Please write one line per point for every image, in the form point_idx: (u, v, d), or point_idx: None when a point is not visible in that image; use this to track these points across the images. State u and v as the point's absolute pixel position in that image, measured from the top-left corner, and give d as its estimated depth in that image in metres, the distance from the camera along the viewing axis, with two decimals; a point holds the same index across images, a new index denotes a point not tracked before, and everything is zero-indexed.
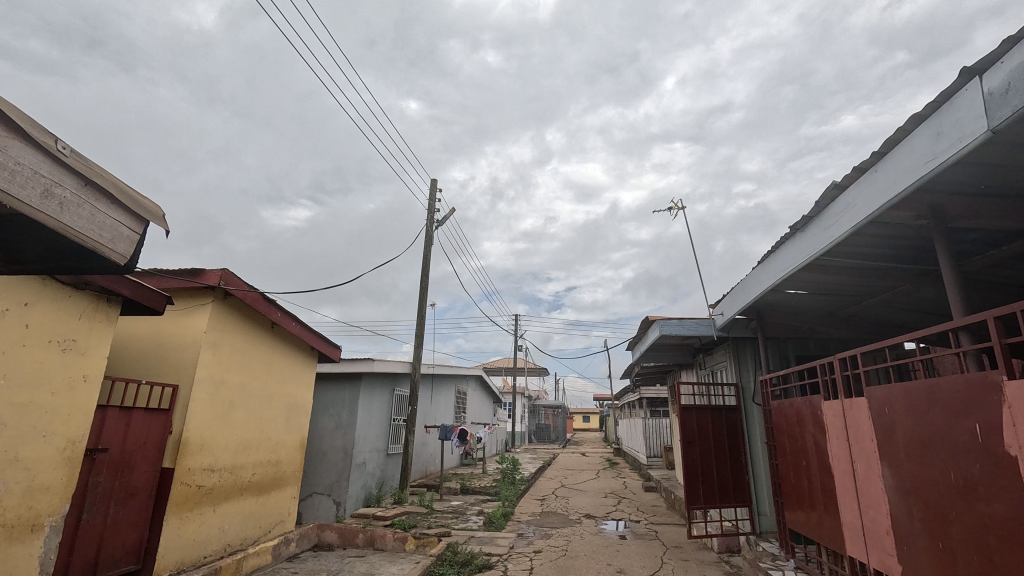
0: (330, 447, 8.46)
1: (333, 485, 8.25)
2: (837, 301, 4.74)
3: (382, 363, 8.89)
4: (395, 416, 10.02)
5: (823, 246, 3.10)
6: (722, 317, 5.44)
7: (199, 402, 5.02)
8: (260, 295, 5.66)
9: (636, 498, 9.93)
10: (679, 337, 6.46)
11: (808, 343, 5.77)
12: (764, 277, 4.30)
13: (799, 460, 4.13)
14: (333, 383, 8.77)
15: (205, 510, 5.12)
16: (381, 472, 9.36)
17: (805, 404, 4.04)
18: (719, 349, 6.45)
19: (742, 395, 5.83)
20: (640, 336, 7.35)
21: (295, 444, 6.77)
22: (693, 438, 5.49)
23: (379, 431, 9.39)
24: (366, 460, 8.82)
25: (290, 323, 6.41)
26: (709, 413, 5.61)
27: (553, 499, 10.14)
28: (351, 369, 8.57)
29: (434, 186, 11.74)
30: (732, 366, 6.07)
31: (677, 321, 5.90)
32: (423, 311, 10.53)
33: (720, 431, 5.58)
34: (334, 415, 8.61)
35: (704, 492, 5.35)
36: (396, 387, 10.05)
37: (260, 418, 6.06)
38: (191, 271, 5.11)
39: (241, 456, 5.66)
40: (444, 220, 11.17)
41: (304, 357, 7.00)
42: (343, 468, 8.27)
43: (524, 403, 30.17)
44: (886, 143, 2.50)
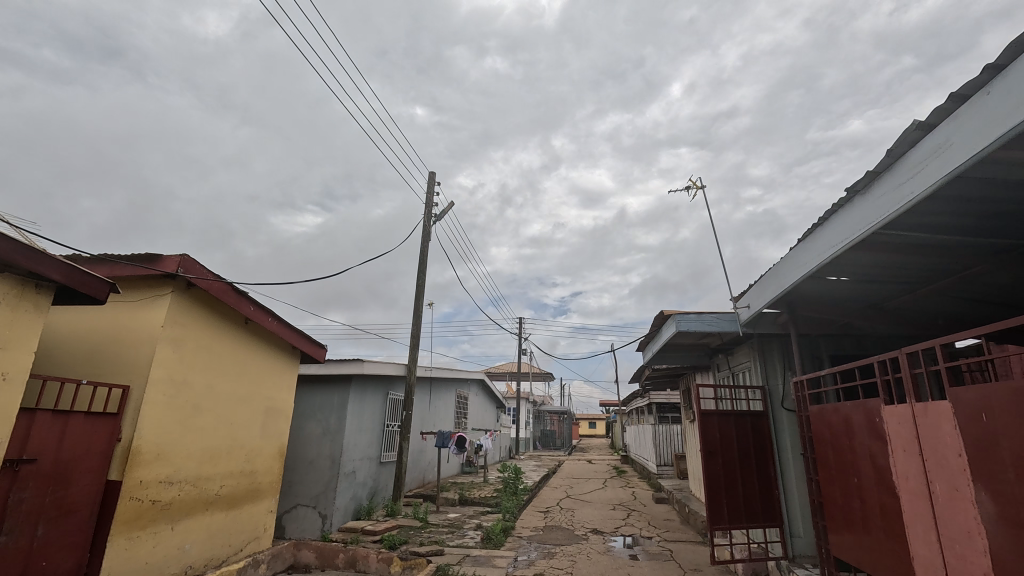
0: (317, 455, 7.84)
1: (319, 496, 7.63)
2: (884, 291, 4.11)
3: (374, 365, 8.28)
4: (389, 421, 9.40)
5: (895, 208, 2.47)
6: (748, 310, 4.79)
7: (154, 406, 4.43)
8: (228, 286, 5.07)
9: (647, 511, 9.22)
10: (697, 334, 5.80)
11: (845, 341, 5.11)
12: (803, 260, 3.66)
13: (848, 476, 3.47)
14: (321, 386, 8.16)
15: (162, 527, 4.52)
16: (372, 481, 8.74)
17: (856, 409, 3.38)
18: (741, 348, 5.80)
19: (770, 399, 5.17)
20: (653, 333, 6.70)
21: (274, 453, 6.17)
22: (715, 448, 4.84)
23: (371, 438, 8.77)
24: (356, 469, 8.21)
25: (267, 319, 5.82)
26: (732, 419, 4.96)
27: (557, 512, 9.46)
28: (341, 371, 7.95)
29: (432, 178, 11.18)
30: (757, 368, 5.41)
31: (696, 315, 5.25)
32: (419, 310, 9.93)
33: (745, 440, 4.93)
34: (321, 420, 7.99)
35: (728, 509, 4.69)
36: (390, 391, 9.44)
37: (231, 424, 5.45)
38: (147, 256, 4.53)
39: (207, 466, 5.06)
40: (443, 214, 10.60)
41: (284, 357, 6.41)
42: (331, 478, 7.66)
43: (528, 408, 29.45)
44: (998, 57, 1.89)
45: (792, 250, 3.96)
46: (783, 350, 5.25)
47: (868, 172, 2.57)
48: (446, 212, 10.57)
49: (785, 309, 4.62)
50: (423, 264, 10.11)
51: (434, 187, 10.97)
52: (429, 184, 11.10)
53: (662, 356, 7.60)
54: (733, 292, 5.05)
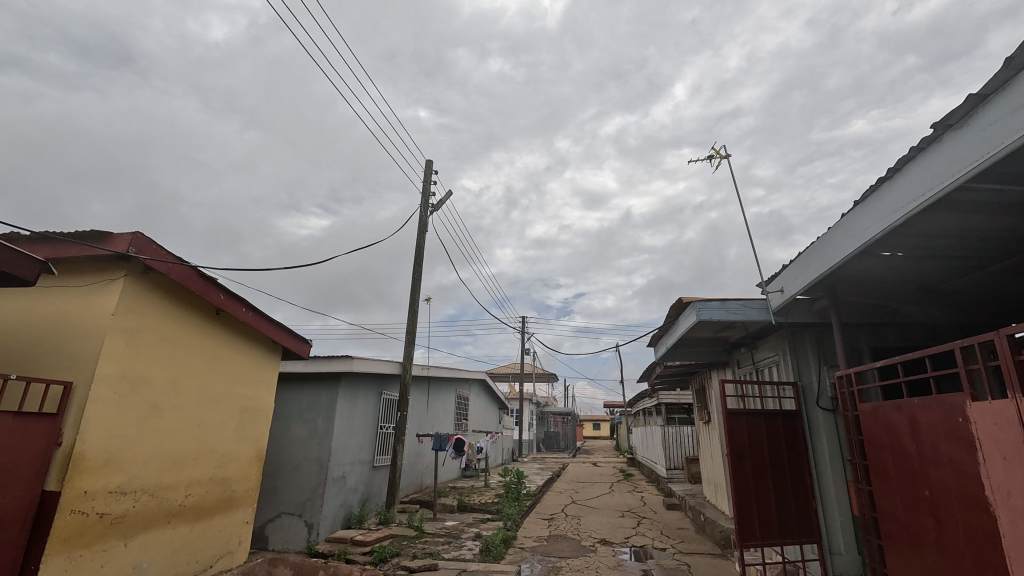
0: (303, 459, 7.28)
1: (305, 504, 7.07)
2: (945, 267, 3.51)
3: (364, 362, 7.73)
4: (383, 423, 8.83)
5: (1012, 139, 1.89)
6: (780, 295, 4.20)
7: (102, 405, 3.88)
8: (193, 269, 4.52)
9: (658, 518, 8.61)
10: (719, 324, 5.22)
11: (887, 331, 4.51)
12: (857, 229, 3.08)
13: (917, 488, 2.88)
14: (307, 385, 7.59)
15: (113, 545, 3.97)
16: (364, 487, 8.17)
17: (928, 406, 2.79)
18: (767, 340, 5.22)
19: (803, 398, 4.58)
20: (667, 326, 6.13)
21: (251, 457, 5.61)
22: (743, 452, 4.26)
23: (362, 441, 8.21)
24: (346, 474, 7.65)
25: (240, 309, 5.26)
26: (762, 420, 4.39)
27: (562, 519, 8.87)
28: (329, 369, 7.40)
29: (429, 166, 10.64)
30: (786, 362, 4.83)
31: (718, 302, 4.66)
32: (415, 304, 9.38)
33: (776, 444, 4.36)
34: (308, 422, 7.43)
35: (760, 523, 4.13)
36: (384, 390, 8.88)
37: (200, 426, 4.89)
38: (95, 235, 3.99)
39: (169, 473, 4.50)
40: (440, 204, 10.03)
41: (263, 352, 5.86)
42: (318, 484, 7.09)
43: (530, 409, 28.85)
44: None
45: (839, 221, 3.38)
46: (818, 340, 4.67)
47: (973, 94, 1.99)
48: (443, 201, 10.01)
49: (823, 292, 4.03)
50: (419, 257, 9.56)
51: (431, 176, 10.40)
52: (426, 173, 10.53)
53: (675, 352, 7.03)
54: (761, 276, 4.46)
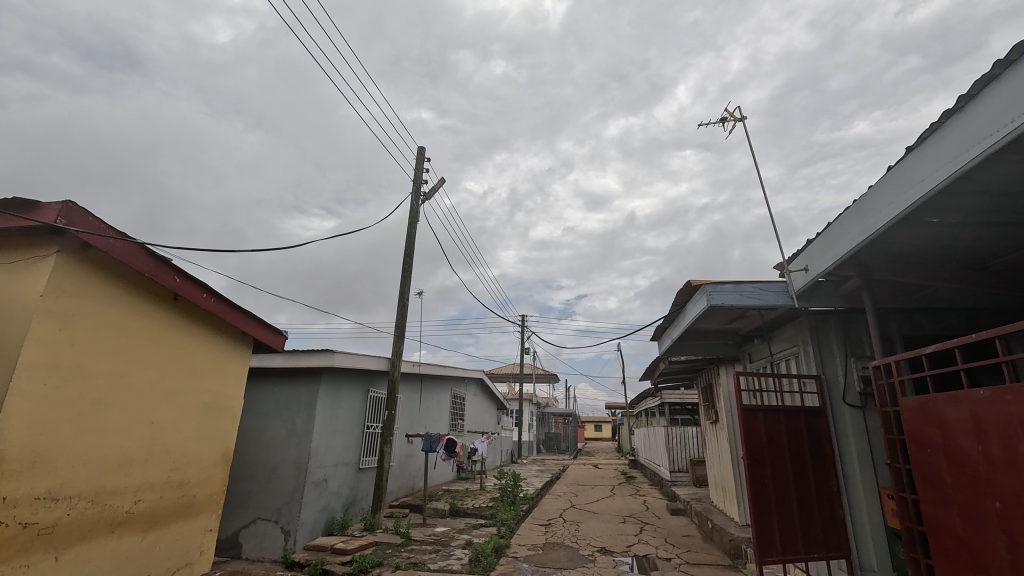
0: (281, 461, 6.78)
1: (282, 509, 6.56)
2: (999, 236, 3.01)
3: (347, 357, 7.22)
4: (370, 423, 8.33)
5: None
6: (804, 275, 3.70)
7: (26, 398, 3.38)
8: (141, 247, 4.06)
9: (662, 524, 8.09)
10: (732, 311, 4.72)
11: (922, 318, 3.99)
12: (905, 186, 2.58)
13: (983, 498, 2.37)
14: (286, 381, 7.07)
15: (42, 559, 3.47)
16: (349, 490, 7.67)
17: (997, 398, 2.28)
18: (784, 330, 4.72)
19: (827, 394, 4.06)
20: (673, 315, 5.65)
21: (217, 458, 5.11)
22: (761, 455, 3.79)
23: (347, 442, 7.71)
24: (328, 477, 7.15)
25: (199, 294, 4.77)
26: (781, 418, 3.91)
27: (560, 525, 8.36)
28: (309, 364, 6.91)
29: (421, 152, 10.15)
30: (807, 354, 4.32)
31: (731, 284, 4.14)
32: (405, 297, 8.89)
33: (797, 446, 3.88)
34: (286, 421, 6.93)
35: (781, 535, 3.66)
36: (371, 388, 8.38)
37: (154, 423, 4.40)
38: (24, 205, 3.53)
39: (114, 476, 4.01)
40: (432, 193, 9.53)
41: (231, 343, 5.38)
42: (296, 489, 6.60)
43: (530, 409, 28.31)
44: None
45: (877, 182, 2.87)
46: (843, 329, 4.16)
47: None
48: (436, 190, 9.52)
49: (853, 271, 3.53)
50: (410, 248, 9.06)
51: (423, 163, 9.90)
52: (418, 160, 10.02)
53: (681, 345, 6.53)
54: (781, 254, 3.96)
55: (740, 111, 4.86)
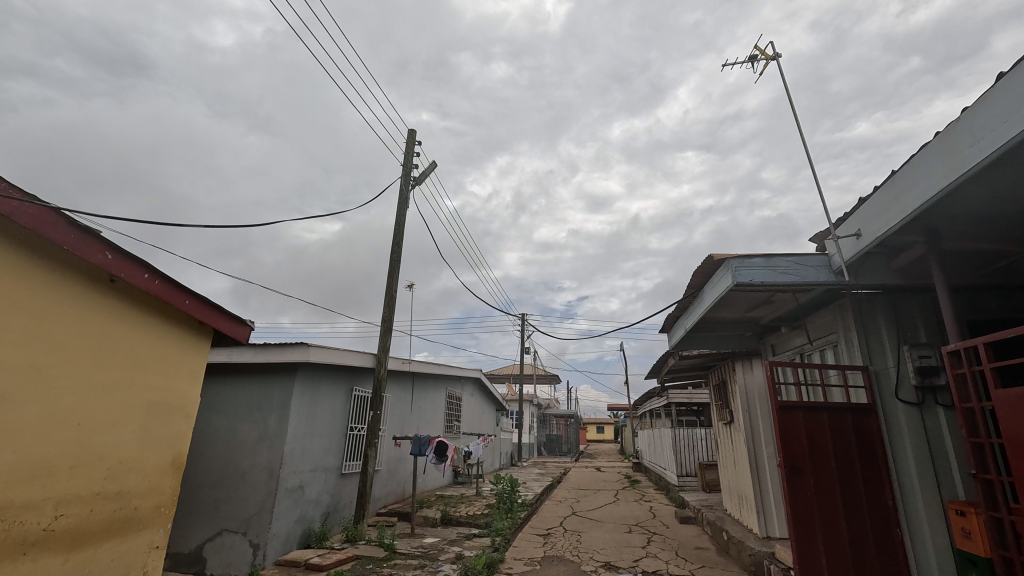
0: (251, 466, 6.13)
1: (251, 520, 5.91)
2: None
3: (324, 352, 6.57)
4: (354, 424, 7.69)
5: None
6: (854, 243, 3.05)
7: None
8: (56, 213, 3.47)
9: (671, 534, 7.44)
10: (759, 293, 4.06)
11: (991, 298, 3.32)
12: (1012, 104, 1.94)
13: None
14: (257, 378, 6.42)
15: None
16: (329, 498, 7.03)
17: None
18: (818, 315, 4.06)
19: (876, 390, 3.41)
20: (687, 301, 5.00)
21: (166, 466, 4.47)
22: (802, 463, 3.18)
23: (328, 444, 7.07)
24: (305, 484, 6.50)
25: (139, 275, 4.12)
26: (823, 417, 3.27)
27: (560, 535, 7.70)
28: (281, 359, 6.26)
29: (411, 134, 9.51)
30: (848, 343, 3.66)
31: (761, 258, 3.47)
32: (393, 289, 8.26)
33: (842, 451, 3.24)
34: (258, 422, 6.28)
35: (828, 560, 3.08)
36: (355, 386, 7.74)
37: (82, 424, 3.75)
38: None
39: (26, 488, 3.36)
40: (423, 177, 8.88)
41: (183, 334, 4.73)
42: (267, 497, 5.95)
43: (531, 411, 27.63)
44: None
45: (971, 107, 2.19)
46: (892, 312, 3.51)
47: None
48: (427, 174, 8.87)
49: (916, 236, 2.87)
50: (399, 236, 8.42)
51: (414, 146, 9.25)
52: (408, 143, 9.37)
53: (694, 336, 5.87)
54: (827, 219, 3.29)
55: (768, 53, 4.23)
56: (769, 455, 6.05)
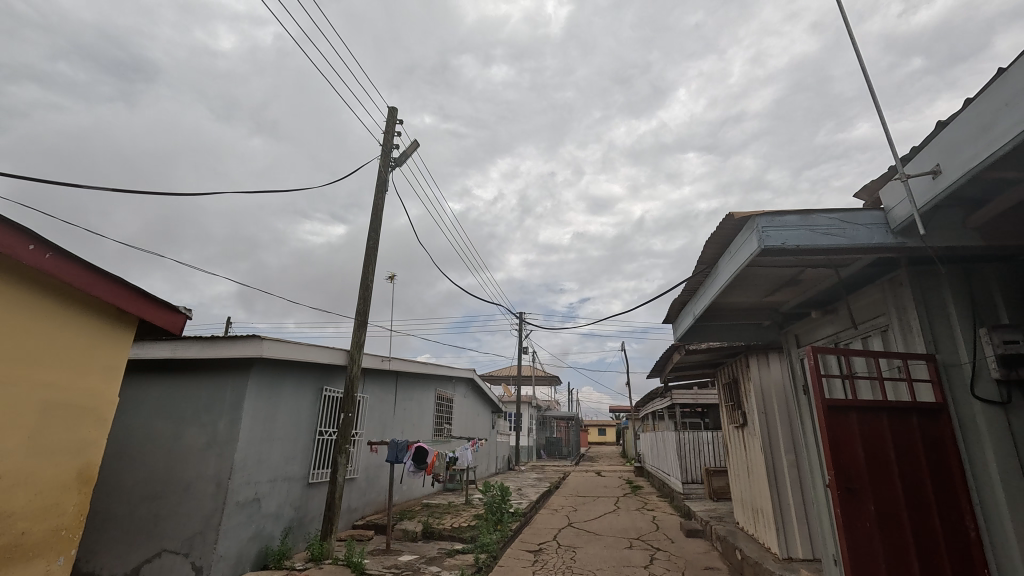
0: (196, 478, 5.36)
1: (194, 539, 5.15)
2: None
3: (282, 347, 5.79)
4: (323, 428, 6.92)
5: None
6: (927, 183, 2.26)
7: None
8: None
9: (677, 551, 6.66)
10: (789, 266, 3.27)
11: None
12: None
13: None
14: (206, 376, 5.65)
15: None
16: (293, 511, 6.26)
17: None
18: (861, 294, 3.26)
19: (945, 384, 2.61)
20: (697, 282, 4.21)
21: (70, 481, 3.71)
22: (859, 481, 2.39)
23: (291, 450, 6.30)
24: (261, 497, 5.73)
25: (22, 246, 3.37)
26: (880, 420, 2.50)
27: (552, 551, 6.92)
28: (231, 354, 5.51)
29: (391, 112, 8.74)
30: (904, 325, 2.87)
31: (795, 214, 2.69)
32: (369, 279, 7.51)
33: (905, 467, 2.46)
34: (206, 426, 5.51)
35: None
36: (324, 386, 6.98)
37: None
38: None
39: None
40: (404, 157, 8.13)
41: (92, 321, 3.96)
42: (212, 512, 5.18)
43: (530, 413, 26.89)
44: None
45: None
46: (963, 285, 2.72)
47: None
48: (408, 155, 8.10)
49: (1017, 171, 2.09)
50: (376, 222, 7.66)
51: (394, 125, 8.50)
52: (388, 121, 8.60)
53: (702, 326, 5.10)
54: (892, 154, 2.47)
55: None
56: (788, 464, 5.29)
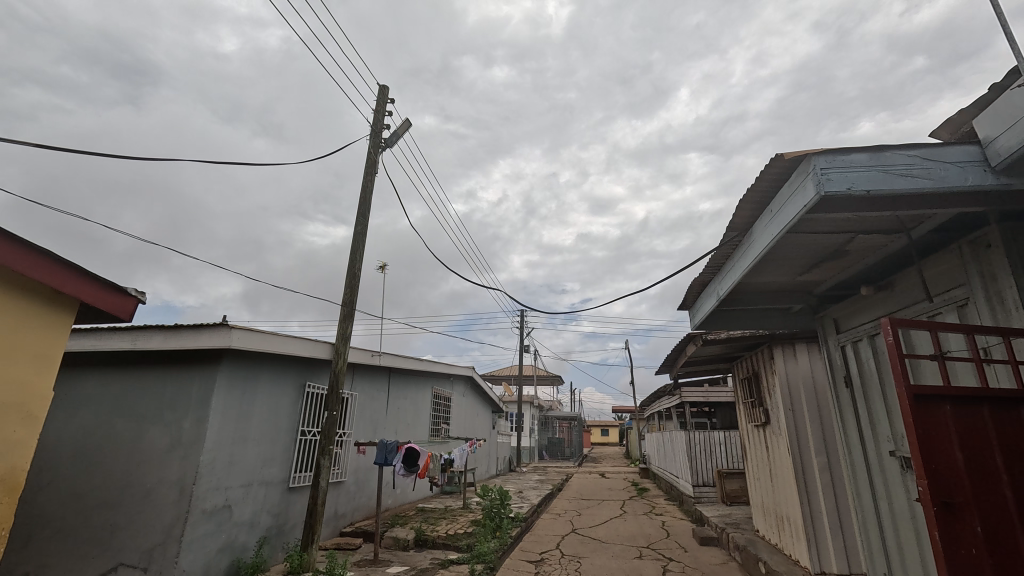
0: (157, 483, 4.80)
1: (153, 551, 4.59)
2: None
3: (254, 337, 5.24)
4: (306, 428, 6.36)
5: None
6: None
7: None
8: None
9: (691, 561, 6.08)
10: (843, 227, 2.69)
11: None
12: None
13: None
14: (171, 370, 5.10)
15: None
16: (271, 518, 5.70)
17: None
18: (932, 263, 2.68)
19: None
20: (724, 258, 3.64)
21: None
22: (959, 494, 1.81)
23: (269, 452, 5.74)
24: (232, 503, 5.17)
25: None
26: (982, 413, 1.92)
27: (555, 562, 6.34)
28: (197, 345, 4.95)
29: (382, 90, 8.17)
30: (995, 296, 2.28)
31: (864, 152, 2.12)
32: (357, 268, 6.95)
33: (1015, 471, 1.89)
34: (170, 425, 4.96)
35: None
36: (307, 382, 6.43)
37: None
38: None
39: None
40: (395, 137, 7.57)
41: (23, 304, 3.42)
42: (174, 522, 4.63)
43: (532, 413, 26.34)
44: None
45: None
46: None
47: None
48: (399, 135, 7.53)
49: None
50: (364, 206, 7.09)
51: (385, 104, 7.92)
52: (379, 101, 8.03)
53: (725, 311, 4.52)
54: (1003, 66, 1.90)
55: None
56: (819, 466, 4.71)
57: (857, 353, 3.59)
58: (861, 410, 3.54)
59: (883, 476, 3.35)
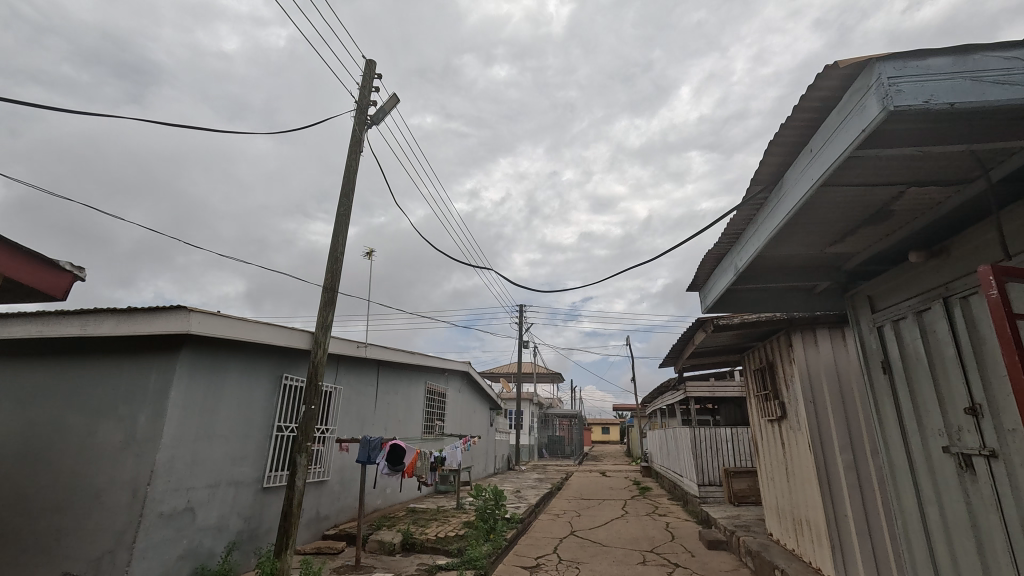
0: (109, 484, 4.33)
1: (103, 560, 4.12)
2: None
3: (218, 322, 4.76)
4: (283, 423, 5.88)
5: None
6: None
7: None
8: None
9: (698, 567, 5.60)
10: (897, 172, 2.20)
11: None
12: None
13: None
14: (127, 359, 4.62)
15: None
16: (241, 522, 5.22)
17: None
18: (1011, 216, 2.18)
19: None
20: (744, 224, 3.13)
21: None
22: None
23: (239, 449, 5.25)
24: (196, 506, 4.69)
25: None
26: None
27: (552, 568, 5.86)
28: (153, 330, 4.47)
29: (369, 65, 7.68)
30: None
31: (945, 56, 1.63)
32: (339, 252, 6.46)
33: None
34: (124, 420, 4.48)
35: None
36: (284, 373, 5.94)
37: None
38: None
39: None
40: (381, 113, 7.08)
41: None
42: (126, 526, 4.16)
43: (532, 411, 25.86)
44: None
45: None
46: None
47: None
48: (385, 111, 7.03)
49: None
50: (348, 186, 6.61)
51: (371, 79, 7.43)
52: (366, 76, 7.54)
53: (741, 291, 4.02)
54: None
55: None
56: (845, 465, 4.22)
57: (897, 334, 3.10)
58: (902, 400, 3.06)
59: (932, 476, 2.86)
